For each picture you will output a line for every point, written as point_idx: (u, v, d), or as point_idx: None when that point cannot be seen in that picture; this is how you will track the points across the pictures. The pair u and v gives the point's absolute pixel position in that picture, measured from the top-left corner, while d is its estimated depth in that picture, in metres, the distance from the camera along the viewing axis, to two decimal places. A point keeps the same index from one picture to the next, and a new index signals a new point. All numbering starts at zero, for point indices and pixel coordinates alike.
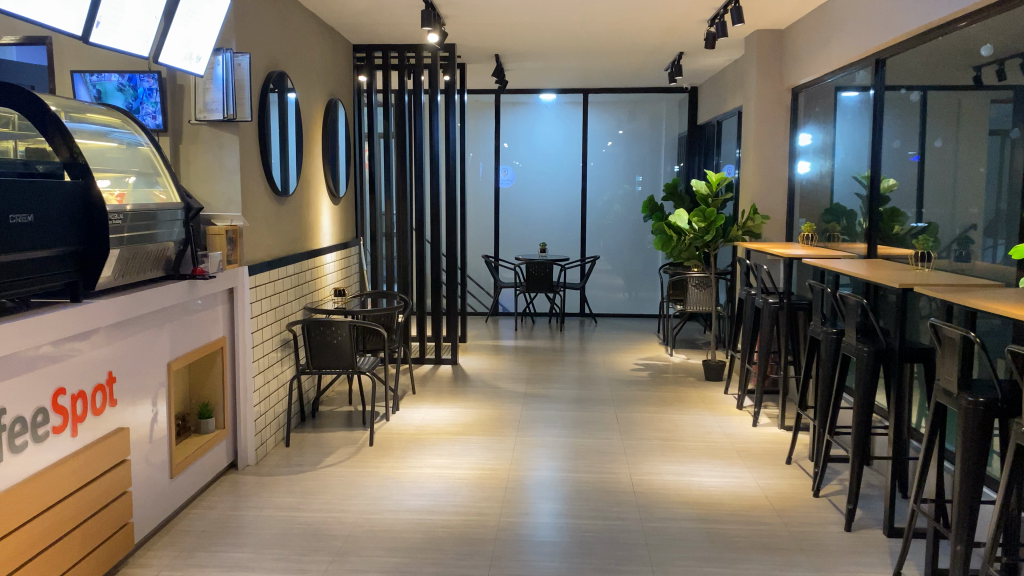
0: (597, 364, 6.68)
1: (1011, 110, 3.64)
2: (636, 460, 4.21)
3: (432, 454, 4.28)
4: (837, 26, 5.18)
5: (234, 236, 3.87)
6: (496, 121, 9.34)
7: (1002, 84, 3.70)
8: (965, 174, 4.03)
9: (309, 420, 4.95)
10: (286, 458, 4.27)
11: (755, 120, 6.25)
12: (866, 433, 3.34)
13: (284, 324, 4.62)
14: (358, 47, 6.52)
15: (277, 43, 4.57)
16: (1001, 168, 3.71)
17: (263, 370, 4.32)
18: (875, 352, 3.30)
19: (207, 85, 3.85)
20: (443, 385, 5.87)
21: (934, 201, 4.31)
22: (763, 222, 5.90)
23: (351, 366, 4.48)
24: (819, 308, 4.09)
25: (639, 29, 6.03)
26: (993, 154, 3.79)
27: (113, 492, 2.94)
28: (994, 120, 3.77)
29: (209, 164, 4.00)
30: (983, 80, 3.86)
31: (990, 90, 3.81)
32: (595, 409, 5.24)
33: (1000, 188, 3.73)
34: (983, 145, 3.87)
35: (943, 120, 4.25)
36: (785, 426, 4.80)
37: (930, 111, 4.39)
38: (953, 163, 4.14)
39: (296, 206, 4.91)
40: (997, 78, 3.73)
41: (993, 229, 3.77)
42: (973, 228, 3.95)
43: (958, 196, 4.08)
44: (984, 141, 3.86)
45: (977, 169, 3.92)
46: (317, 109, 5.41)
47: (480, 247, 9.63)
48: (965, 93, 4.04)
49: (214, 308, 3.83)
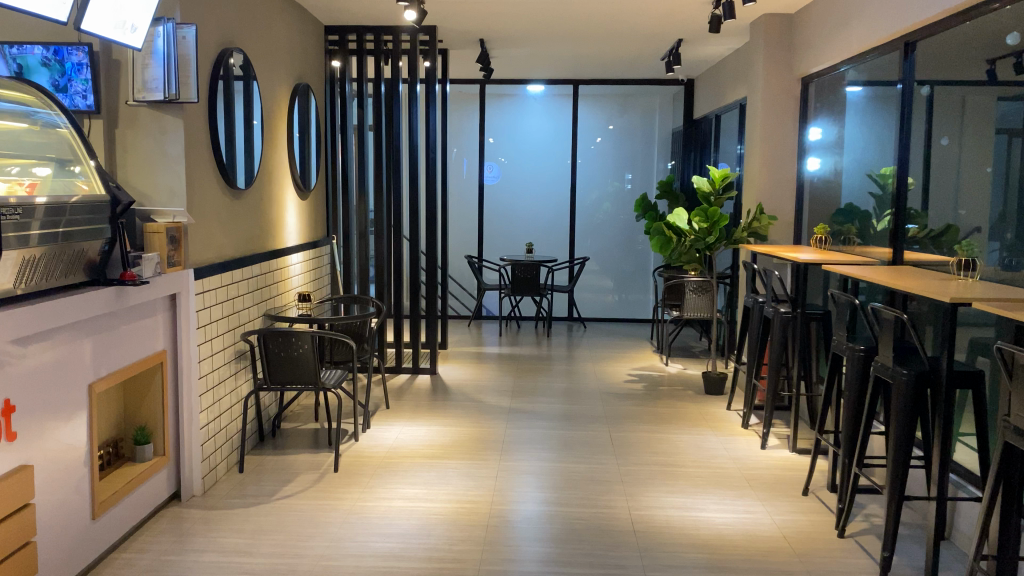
0: (586, 374, 6.21)
1: (1021, 108, 3.30)
2: (635, 490, 3.73)
3: (404, 482, 3.79)
4: (854, 10, 4.73)
5: (176, 235, 3.35)
6: (481, 114, 8.84)
7: (1018, 78, 3.33)
8: (967, 176, 3.72)
9: (268, 441, 4.43)
10: (235, 490, 3.73)
11: (760, 112, 5.80)
12: (904, 469, 2.89)
13: (239, 333, 4.09)
14: (331, 29, 5.99)
15: (232, 18, 4.04)
16: (1009, 166, 3.39)
17: (213, 388, 3.79)
18: (915, 376, 2.85)
19: (146, 60, 3.33)
20: (421, 399, 5.36)
21: (940, 202, 3.99)
22: (770, 223, 5.41)
23: (314, 382, 3.96)
24: (843, 322, 3.51)
25: (636, 12, 5.56)
26: (999, 152, 3.47)
27: (12, 544, 2.43)
28: (1001, 119, 3.45)
29: (150, 152, 3.48)
30: (998, 74, 3.49)
31: (1001, 86, 3.46)
32: (587, 427, 4.75)
33: (1005, 189, 3.42)
34: (989, 144, 3.55)
35: (947, 117, 3.95)
36: (798, 448, 4.35)
37: (937, 107, 4.05)
38: (956, 162, 3.83)
39: (255, 201, 4.37)
40: (1014, 72, 3.35)
41: (999, 230, 3.46)
42: (977, 231, 3.63)
43: (959, 197, 3.78)
44: (989, 141, 3.54)
45: (981, 168, 3.60)
46: (283, 95, 4.91)
47: (462, 247, 9.11)
48: (971, 87, 3.72)
49: (152, 317, 3.33)
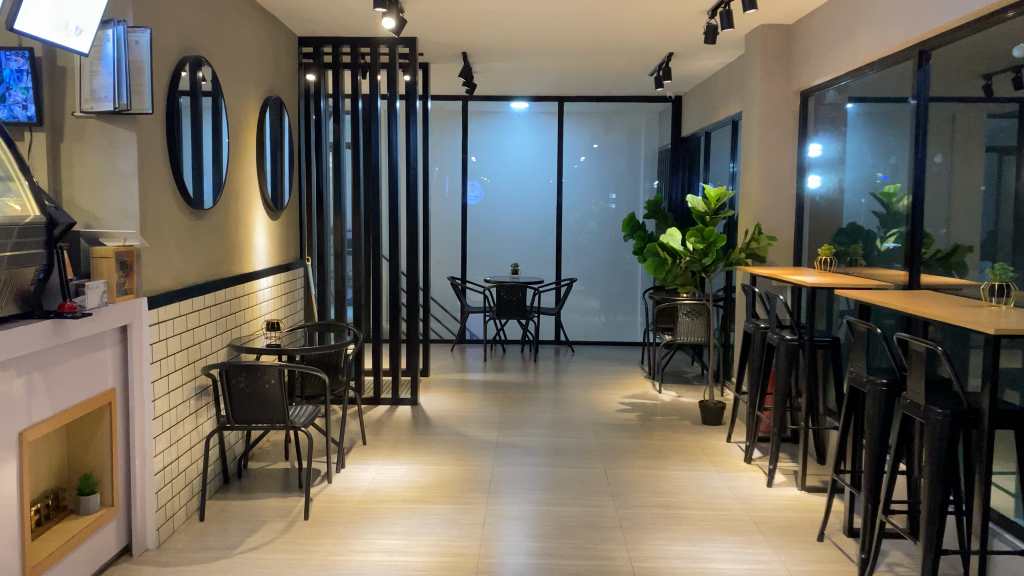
0: (575, 402, 5.89)
1: (1015, 126, 3.22)
2: (635, 537, 3.41)
3: (382, 532, 3.44)
4: (858, 20, 4.48)
5: (128, 260, 3.04)
6: (463, 131, 8.56)
7: (1015, 94, 3.21)
8: (958, 196, 3.68)
9: (234, 483, 4.07)
10: (194, 542, 3.36)
11: (757, 129, 5.55)
12: (942, 519, 2.60)
13: (200, 367, 3.74)
14: (305, 42, 5.68)
15: (194, 24, 3.72)
16: (1000, 187, 3.35)
17: (169, 429, 3.43)
18: (952, 416, 2.57)
19: (94, 67, 2.98)
20: (401, 433, 5.01)
21: (933, 218, 3.92)
22: (769, 244, 5.12)
23: (283, 420, 3.62)
24: (861, 352, 3.21)
25: (627, 24, 5.31)
26: (990, 171, 3.43)
27: None
28: (991, 136, 3.41)
29: (98, 167, 3.13)
30: (994, 89, 3.38)
31: (989, 103, 3.43)
32: (579, 464, 4.42)
33: (997, 211, 3.37)
34: (980, 162, 3.51)
35: (939, 135, 3.89)
36: (807, 486, 4.05)
37: (930, 124, 3.97)
38: (947, 182, 3.79)
39: (218, 221, 4.03)
40: (1012, 87, 3.23)
41: (989, 248, 3.41)
42: (971, 250, 3.57)
43: (951, 215, 3.74)
44: (980, 159, 3.49)
45: (974, 188, 3.54)
46: (251, 109, 4.58)
47: (444, 268, 8.78)
48: (962, 103, 3.67)
49: (99, 351, 2.98)
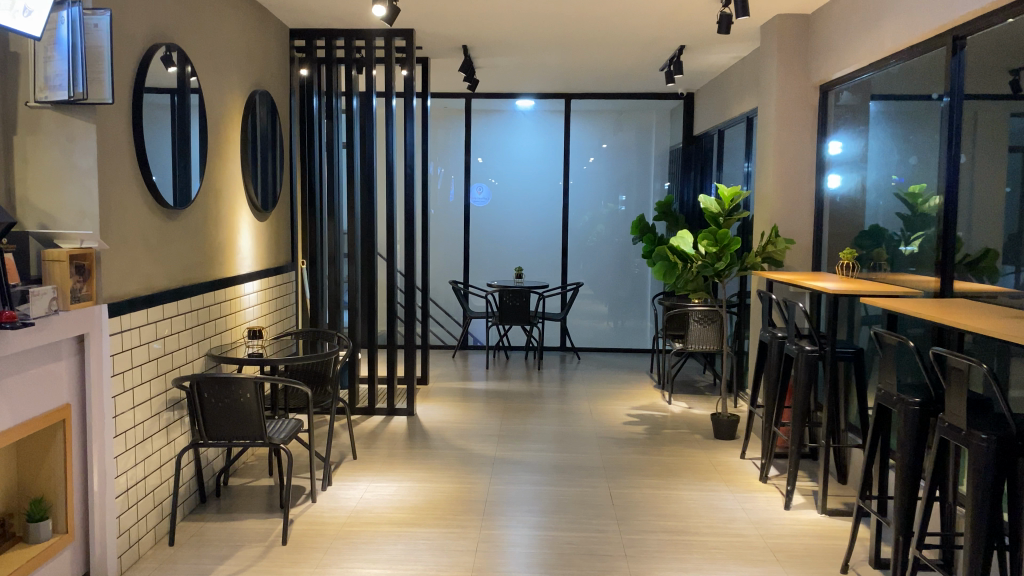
0: (581, 414, 5.60)
1: None
2: (641, 567, 3.11)
3: (365, 560, 3.16)
4: (881, 8, 4.18)
5: (82, 266, 2.79)
6: (467, 130, 8.28)
7: None
8: (984, 197, 3.40)
9: (211, 502, 3.80)
10: (160, 570, 3.09)
11: (773, 125, 5.25)
12: (990, 559, 2.29)
13: (171, 379, 3.47)
14: (297, 35, 5.42)
15: (166, 9, 3.47)
16: None
17: (134, 447, 3.16)
18: (999, 442, 2.27)
19: (48, 52, 2.68)
20: (395, 446, 4.73)
21: (960, 220, 3.63)
22: (787, 247, 4.83)
23: (261, 437, 3.36)
24: (891, 366, 2.90)
25: (635, 15, 5.02)
26: (1015, 171, 3.15)
27: None
28: (1016, 135, 3.13)
29: (55, 164, 2.86)
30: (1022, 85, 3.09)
31: (1015, 100, 3.15)
32: (583, 483, 4.13)
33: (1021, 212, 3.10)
34: (1004, 164, 3.23)
35: (966, 132, 3.59)
36: (828, 509, 3.74)
37: (959, 120, 3.65)
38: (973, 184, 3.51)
39: (194, 223, 3.75)
40: None
41: (1016, 253, 3.13)
42: (998, 256, 3.28)
43: (975, 216, 3.48)
44: (1005, 159, 3.22)
45: (1000, 188, 3.26)
46: (235, 103, 4.31)
47: (447, 272, 8.51)
48: (990, 99, 3.38)
49: (53, 363, 2.72)
